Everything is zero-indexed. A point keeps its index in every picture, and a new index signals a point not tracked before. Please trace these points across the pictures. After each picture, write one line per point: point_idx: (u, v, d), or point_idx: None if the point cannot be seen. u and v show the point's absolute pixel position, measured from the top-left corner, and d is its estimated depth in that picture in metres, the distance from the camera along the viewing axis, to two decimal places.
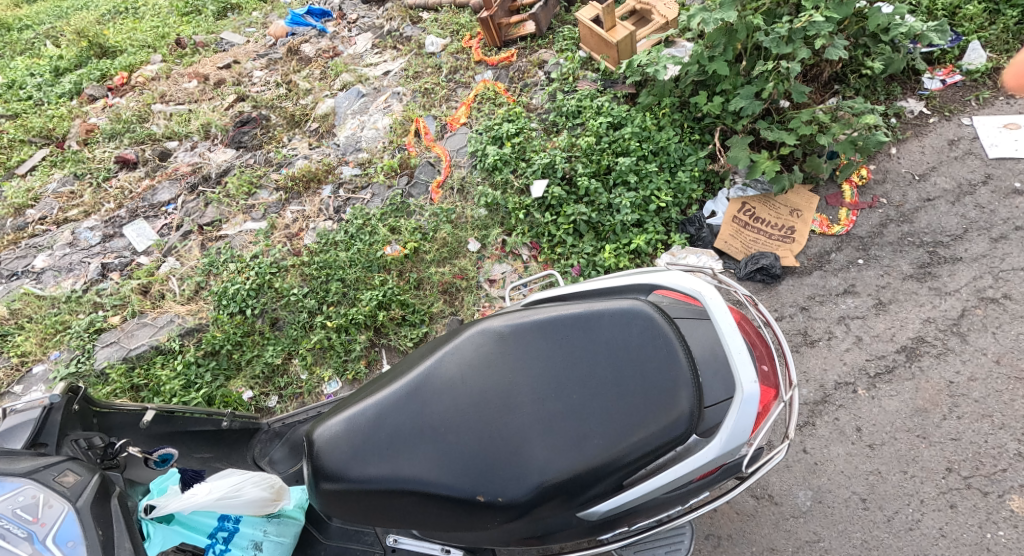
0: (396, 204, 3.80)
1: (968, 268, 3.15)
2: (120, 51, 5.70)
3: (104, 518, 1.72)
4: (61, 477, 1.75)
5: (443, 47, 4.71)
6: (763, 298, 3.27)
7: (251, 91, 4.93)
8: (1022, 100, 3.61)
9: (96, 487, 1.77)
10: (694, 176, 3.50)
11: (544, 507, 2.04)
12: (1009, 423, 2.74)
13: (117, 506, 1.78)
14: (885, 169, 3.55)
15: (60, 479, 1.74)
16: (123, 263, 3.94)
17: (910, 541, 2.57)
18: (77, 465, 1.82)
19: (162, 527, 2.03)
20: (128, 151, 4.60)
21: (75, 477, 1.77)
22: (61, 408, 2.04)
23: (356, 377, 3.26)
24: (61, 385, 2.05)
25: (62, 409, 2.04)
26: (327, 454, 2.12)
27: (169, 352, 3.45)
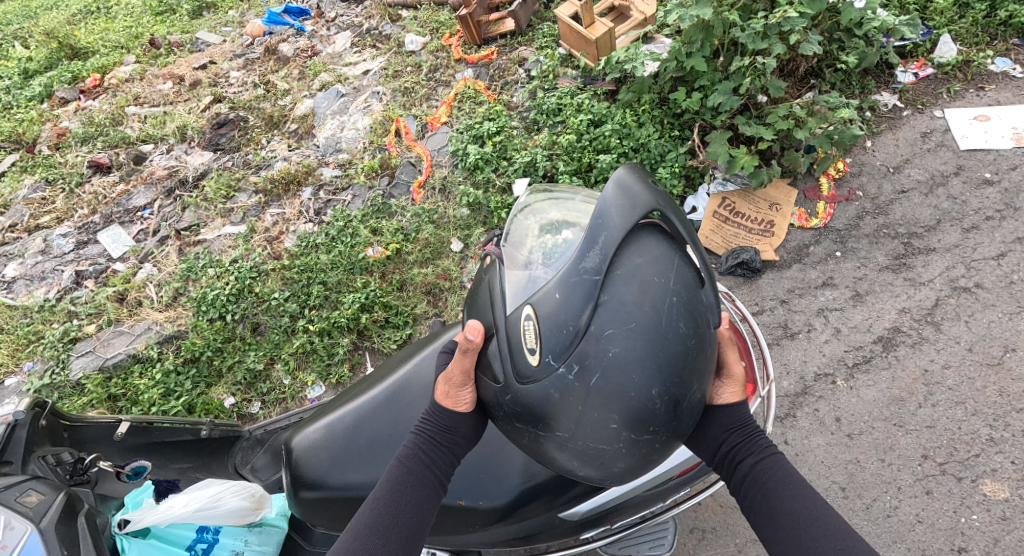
0: (377, 205, 3.78)
1: (941, 258, 3.22)
2: (92, 51, 5.58)
3: (70, 538, 1.72)
4: (24, 497, 1.75)
5: (423, 45, 4.68)
6: (743, 292, 3.31)
7: (228, 92, 4.86)
8: (991, 92, 3.69)
9: (60, 505, 1.77)
10: (674, 172, 3.53)
11: (529, 508, 2.08)
12: (981, 410, 2.82)
13: (83, 524, 1.78)
14: (860, 162, 3.60)
15: (22, 499, 1.74)
16: (98, 270, 3.87)
17: (889, 528, 2.64)
18: (40, 484, 1.81)
19: (138, 541, 1.99)
20: (101, 155, 4.52)
21: (39, 496, 1.77)
22: (26, 425, 2.00)
23: (340, 382, 3.22)
24: (26, 400, 2.01)
25: (28, 426, 2.00)
26: (306, 462, 2.16)
27: (147, 360, 3.41)
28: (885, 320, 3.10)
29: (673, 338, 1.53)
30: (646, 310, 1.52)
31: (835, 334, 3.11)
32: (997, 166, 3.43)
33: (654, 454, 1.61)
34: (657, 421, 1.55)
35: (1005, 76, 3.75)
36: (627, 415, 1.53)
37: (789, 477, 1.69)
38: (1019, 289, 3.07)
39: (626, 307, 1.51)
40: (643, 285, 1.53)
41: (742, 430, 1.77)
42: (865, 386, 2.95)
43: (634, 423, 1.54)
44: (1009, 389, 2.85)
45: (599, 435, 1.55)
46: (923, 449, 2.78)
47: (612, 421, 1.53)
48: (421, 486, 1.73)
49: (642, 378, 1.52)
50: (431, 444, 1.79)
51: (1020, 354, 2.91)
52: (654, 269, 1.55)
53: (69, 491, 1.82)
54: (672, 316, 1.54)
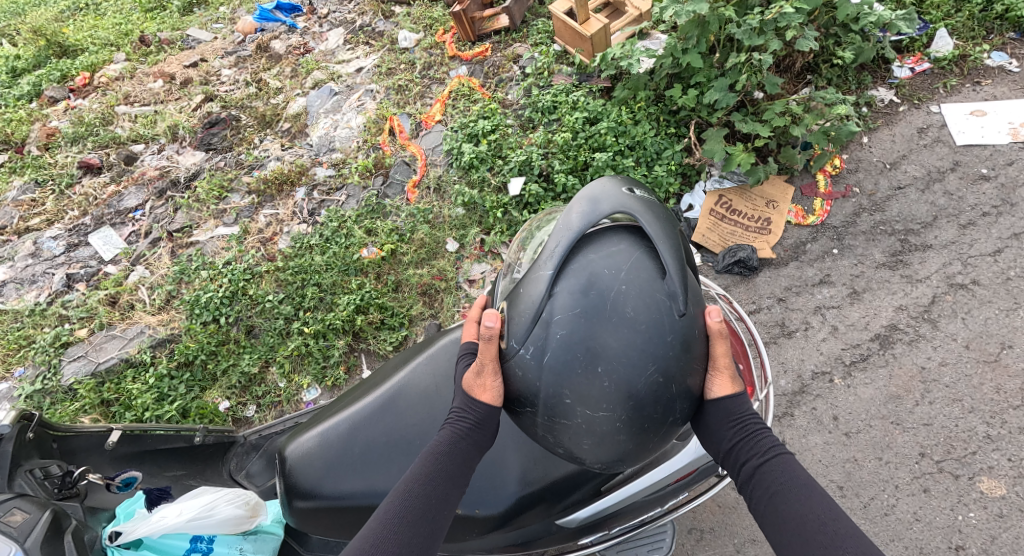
0: (371, 205, 3.75)
1: (938, 255, 3.21)
2: (81, 49, 5.51)
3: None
4: (8, 516, 1.79)
5: (416, 42, 4.63)
6: (740, 290, 3.30)
7: (220, 91, 4.80)
8: (988, 87, 3.68)
9: (45, 524, 1.81)
10: (670, 170, 3.52)
11: (527, 515, 2.09)
12: (978, 407, 2.82)
13: (68, 542, 1.83)
14: (857, 158, 3.59)
15: (6, 519, 1.78)
16: (89, 273, 3.84)
17: (886, 526, 2.65)
18: (25, 502, 1.84)
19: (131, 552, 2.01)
20: (92, 156, 4.47)
21: (24, 515, 1.80)
22: (11, 439, 1.98)
23: (335, 383, 3.23)
24: (11, 414, 2.01)
25: (13, 440, 1.98)
26: (300, 472, 2.15)
27: (140, 364, 3.39)
28: (882, 318, 3.10)
29: (625, 323, 1.63)
30: (596, 299, 1.63)
31: (832, 331, 3.10)
32: (994, 162, 3.42)
33: (626, 434, 1.67)
34: (620, 401, 1.63)
35: (1002, 71, 3.74)
36: (592, 394, 1.63)
37: (795, 478, 1.68)
38: (1016, 285, 3.06)
39: (577, 296, 1.64)
40: (592, 276, 1.65)
41: (740, 425, 1.76)
42: (862, 384, 2.95)
43: (596, 402, 1.63)
44: (1005, 386, 2.85)
45: (570, 412, 1.66)
46: (920, 447, 2.78)
47: (575, 401, 1.65)
48: (455, 467, 1.79)
49: (599, 359, 1.62)
50: (464, 438, 1.82)
51: (1017, 351, 2.91)
52: (604, 262, 1.66)
53: (55, 509, 1.87)
54: (624, 303, 1.63)
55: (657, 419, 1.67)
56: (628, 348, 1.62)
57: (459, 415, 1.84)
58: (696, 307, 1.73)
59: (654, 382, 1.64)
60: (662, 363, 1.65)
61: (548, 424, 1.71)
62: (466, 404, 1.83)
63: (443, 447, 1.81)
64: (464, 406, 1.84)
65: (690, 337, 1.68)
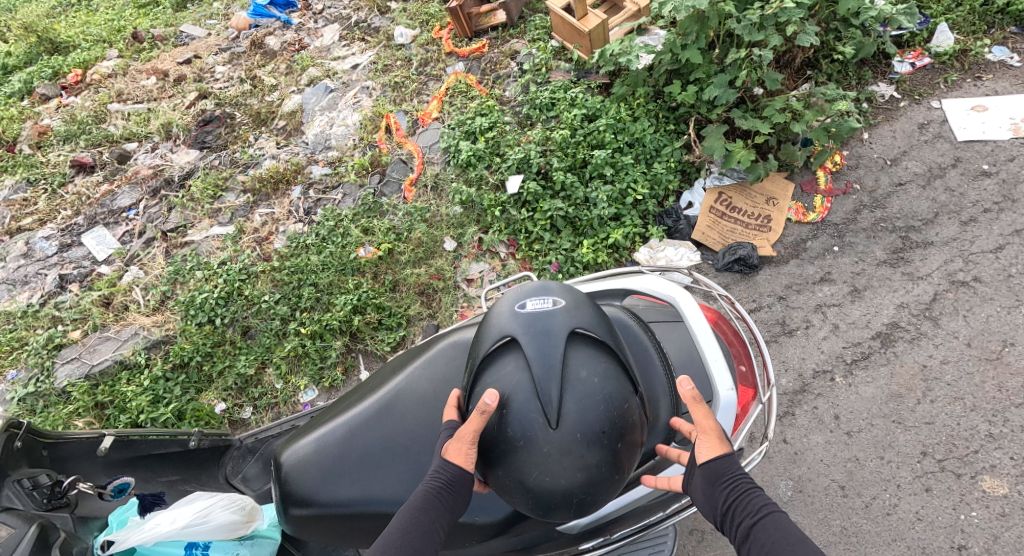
0: (368, 204, 3.71)
1: (939, 252, 3.19)
2: (73, 46, 5.44)
3: None
4: None
5: (413, 38, 4.58)
6: (740, 288, 3.27)
7: (214, 88, 4.75)
8: (989, 82, 3.65)
9: (31, 538, 1.80)
10: (670, 167, 3.49)
11: (527, 521, 2.08)
12: (980, 405, 2.81)
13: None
14: (858, 155, 3.56)
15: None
16: (83, 274, 3.80)
17: (888, 526, 2.63)
18: (11, 516, 1.83)
19: None
20: (84, 154, 4.42)
21: (9, 530, 1.79)
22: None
23: (333, 384, 3.20)
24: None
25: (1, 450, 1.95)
26: (296, 478, 2.12)
27: (134, 366, 3.35)
28: (883, 316, 3.08)
29: (538, 419, 1.77)
30: (509, 417, 1.80)
31: (833, 330, 3.08)
32: (995, 158, 3.40)
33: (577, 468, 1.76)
34: (568, 472, 1.76)
35: (1003, 65, 3.71)
36: (542, 483, 1.77)
37: (787, 534, 1.65)
38: (1018, 282, 3.05)
39: (495, 424, 1.82)
40: (498, 403, 1.83)
41: (730, 485, 1.76)
42: (863, 383, 2.93)
43: (550, 484, 1.77)
44: (1007, 384, 2.83)
45: (532, 502, 1.80)
46: (922, 446, 2.76)
47: (530, 492, 1.79)
48: (432, 522, 1.78)
49: (532, 457, 1.77)
50: (439, 502, 1.80)
51: (1019, 348, 2.90)
52: (502, 383, 1.84)
53: (41, 522, 1.85)
54: (532, 404, 1.79)
55: (608, 474, 1.78)
56: (548, 436, 1.76)
57: (436, 474, 1.83)
58: (599, 365, 1.85)
59: (586, 448, 1.76)
60: (585, 428, 1.77)
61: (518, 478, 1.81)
62: (442, 466, 1.83)
63: (420, 501, 1.80)
64: (441, 467, 1.84)
65: (602, 394, 1.81)
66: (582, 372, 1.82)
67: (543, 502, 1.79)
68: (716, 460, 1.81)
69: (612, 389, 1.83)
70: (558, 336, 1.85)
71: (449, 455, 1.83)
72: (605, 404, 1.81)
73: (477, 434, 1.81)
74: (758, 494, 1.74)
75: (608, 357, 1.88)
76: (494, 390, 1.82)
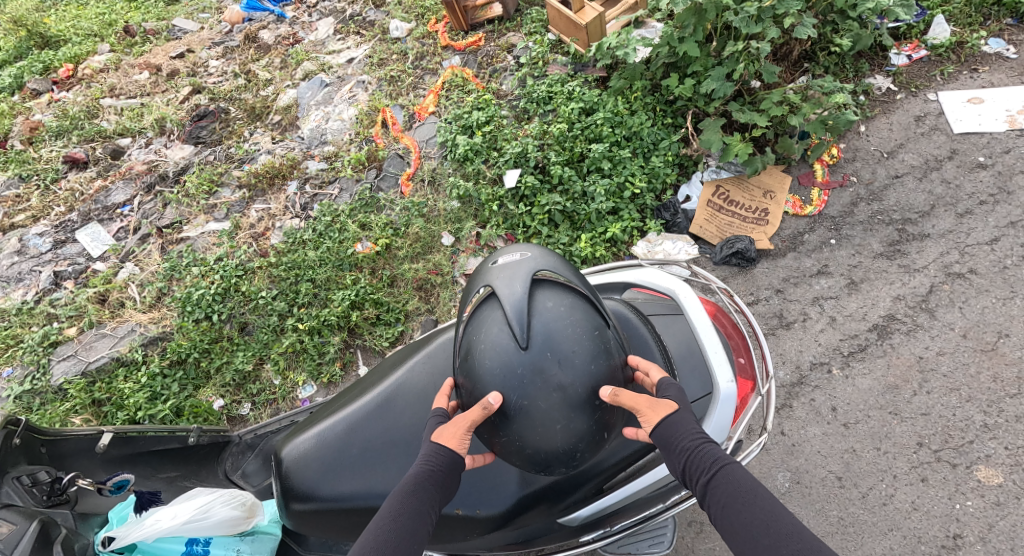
0: (365, 199, 3.70)
1: (936, 244, 3.20)
2: (64, 40, 5.39)
3: None
4: None
5: (408, 32, 4.56)
6: (738, 281, 3.28)
7: (207, 82, 4.71)
8: (985, 74, 3.66)
9: (33, 535, 1.79)
10: (667, 161, 3.48)
11: (528, 514, 2.09)
12: (975, 396, 2.83)
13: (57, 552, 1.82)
14: (855, 148, 3.57)
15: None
16: (77, 271, 3.78)
17: (884, 517, 2.65)
18: (12, 512, 1.81)
19: None
20: (77, 150, 4.38)
21: (10, 527, 1.78)
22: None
23: (331, 380, 3.20)
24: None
25: None
26: (297, 474, 2.12)
27: (131, 363, 3.33)
28: (879, 308, 3.09)
29: (511, 350, 1.80)
30: (484, 353, 1.83)
31: (830, 322, 3.09)
32: (991, 150, 3.41)
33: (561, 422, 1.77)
34: (547, 397, 1.78)
35: (999, 58, 3.72)
36: (523, 410, 1.78)
37: (740, 486, 1.64)
38: (1013, 274, 3.06)
39: (472, 366, 1.86)
40: (474, 344, 1.87)
41: (679, 449, 1.72)
42: (860, 374, 2.95)
43: (532, 410, 1.78)
44: (1002, 374, 2.85)
45: (518, 434, 1.80)
46: (918, 437, 2.78)
47: (515, 425, 1.80)
48: (425, 503, 1.75)
49: (510, 386, 1.79)
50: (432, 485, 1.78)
51: (1014, 339, 2.91)
52: (475, 328, 1.89)
53: (43, 519, 1.84)
54: (504, 338, 1.82)
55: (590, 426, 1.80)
56: (522, 364, 1.79)
57: (427, 460, 1.81)
58: (565, 296, 1.89)
59: (560, 371, 1.79)
60: (557, 352, 1.80)
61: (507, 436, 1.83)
62: (434, 451, 1.82)
63: (411, 484, 1.77)
64: (433, 453, 1.82)
65: (570, 321, 1.84)
66: (549, 302, 1.86)
67: (529, 434, 1.79)
68: (668, 424, 1.76)
69: (580, 316, 1.86)
70: (520, 276, 1.89)
71: (442, 439, 1.83)
72: (574, 329, 1.83)
73: (474, 422, 1.82)
74: (708, 450, 1.71)
75: (574, 290, 1.92)
76: (498, 391, 1.80)
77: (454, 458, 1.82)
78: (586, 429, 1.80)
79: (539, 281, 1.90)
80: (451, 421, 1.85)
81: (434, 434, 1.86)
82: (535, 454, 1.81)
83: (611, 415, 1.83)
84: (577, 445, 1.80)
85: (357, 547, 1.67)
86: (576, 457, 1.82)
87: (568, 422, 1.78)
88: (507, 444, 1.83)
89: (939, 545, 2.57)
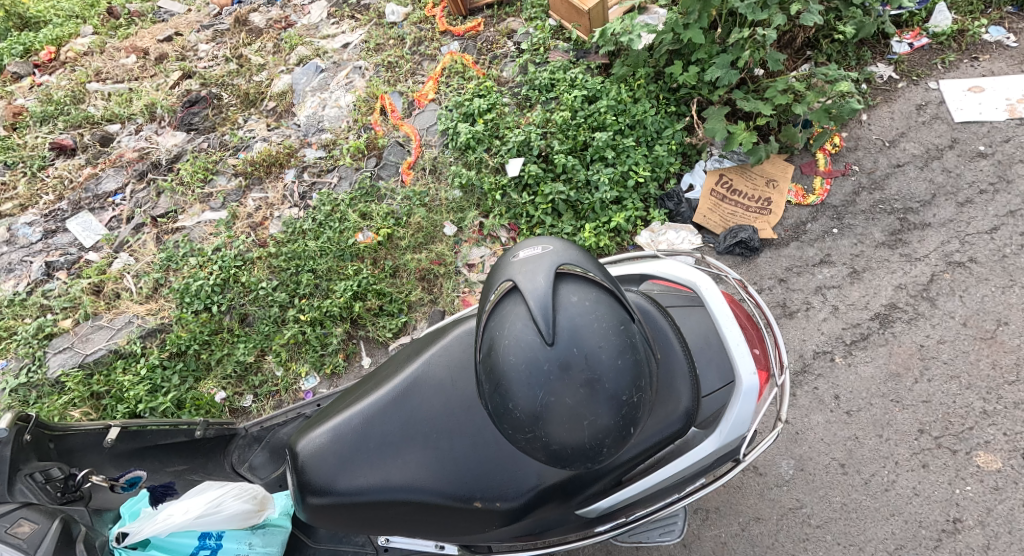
0: (365, 188, 3.65)
1: (937, 233, 3.21)
2: (43, 21, 5.22)
3: None
4: (15, 527, 1.76)
5: (405, 16, 4.48)
6: (741, 271, 3.28)
7: (198, 67, 4.60)
8: (985, 63, 3.68)
9: (55, 533, 1.79)
10: (671, 150, 3.47)
11: (546, 507, 2.10)
12: (975, 383, 2.84)
13: (80, 551, 1.82)
14: (857, 137, 3.58)
15: (14, 531, 1.75)
16: (69, 261, 3.70)
17: (886, 502, 2.67)
18: (32, 512, 1.81)
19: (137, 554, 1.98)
20: (65, 136, 4.27)
21: (31, 526, 1.78)
22: (9, 443, 1.91)
23: (334, 371, 3.17)
24: (11, 416, 1.94)
25: (11, 444, 1.91)
26: (313, 467, 2.10)
27: (130, 355, 3.29)
28: (881, 297, 3.10)
29: (536, 346, 1.78)
30: (507, 349, 1.81)
31: (833, 311, 3.10)
32: (991, 139, 3.43)
33: (588, 418, 1.76)
34: (573, 392, 1.76)
35: (999, 46, 3.74)
36: (549, 406, 1.77)
37: None
38: (1012, 262, 3.08)
39: (494, 362, 1.83)
40: (497, 340, 1.84)
41: None
42: (862, 362, 2.96)
43: (558, 406, 1.76)
44: (1002, 361, 2.87)
45: (543, 429, 1.79)
46: (919, 424, 2.79)
47: (539, 420, 1.78)
48: None
49: (535, 381, 1.77)
50: None
51: (1012, 327, 2.93)
52: (498, 324, 1.86)
53: (63, 517, 1.85)
54: (528, 334, 1.80)
55: (613, 423, 1.79)
56: (547, 360, 1.77)
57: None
58: (588, 291, 1.88)
59: (586, 367, 1.77)
60: (583, 348, 1.78)
61: (531, 433, 1.81)
62: None
63: None
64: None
65: (595, 316, 1.83)
66: (573, 297, 1.84)
67: (555, 429, 1.78)
68: None
69: (605, 311, 1.86)
70: (543, 270, 1.87)
71: None
72: (599, 324, 1.82)
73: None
74: None
75: (597, 284, 1.91)
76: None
77: None
78: (612, 425, 1.79)
79: (562, 276, 1.88)
80: None
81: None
82: (561, 449, 1.81)
83: (637, 409, 1.83)
84: (602, 440, 1.80)
85: None
86: (602, 452, 1.83)
87: (595, 417, 1.77)
88: (532, 439, 1.83)
89: (939, 529, 2.59)
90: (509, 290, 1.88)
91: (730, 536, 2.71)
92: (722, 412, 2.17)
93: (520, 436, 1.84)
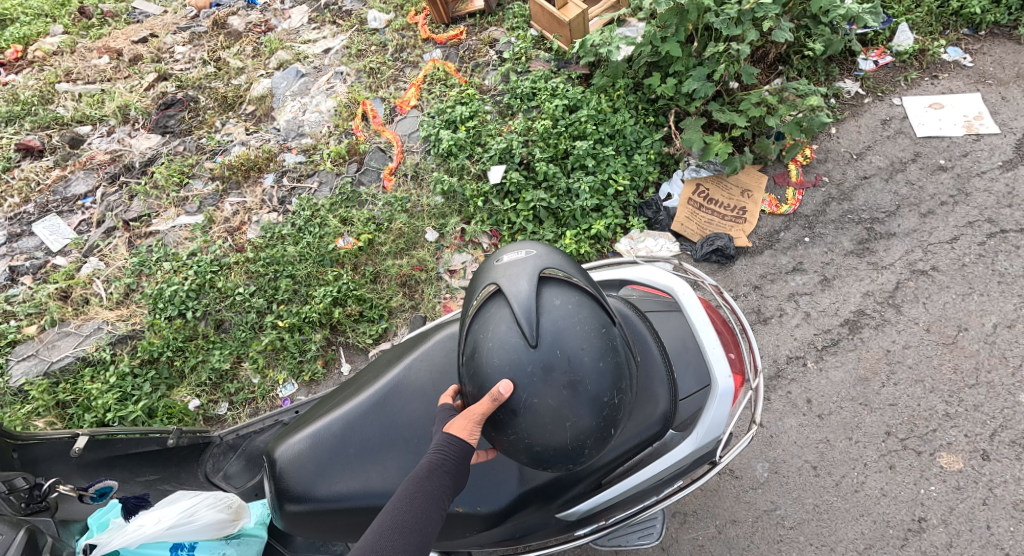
0: (346, 193, 3.65)
1: (901, 242, 3.34)
2: (10, 19, 5.06)
3: None
4: None
5: (387, 23, 4.50)
6: (718, 279, 3.36)
7: (174, 69, 4.54)
8: (945, 81, 3.87)
9: (20, 544, 1.72)
10: (649, 159, 3.55)
11: (527, 511, 2.12)
12: (938, 387, 2.95)
13: None
14: (826, 149, 3.72)
15: None
16: (35, 266, 3.60)
17: (857, 503, 2.75)
18: None
19: None
20: (31, 137, 4.17)
21: None
22: None
23: (313, 377, 3.14)
24: None
25: None
26: (291, 474, 2.08)
27: (98, 362, 3.21)
28: (850, 304, 3.21)
29: (519, 348, 1.81)
30: (491, 352, 1.84)
31: (805, 318, 3.19)
32: (950, 153, 3.59)
33: (572, 418, 1.79)
34: (556, 394, 1.79)
35: (956, 66, 3.94)
36: (532, 407, 1.80)
37: None
38: (971, 271, 3.22)
39: (478, 365, 1.86)
40: (480, 343, 1.87)
41: None
42: (833, 367, 3.05)
43: (540, 407, 1.79)
44: (962, 365, 2.99)
45: (526, 431, 1.82)
46: (887, 427, 2.89)
47: (525, 421, 1.81)
48: (438, 489, 1.76)
49: (519, 382, 1.80)
50: (439, 473, 1.78)
51: (973, 333, 3.06)
52: (481, 327, 1.89)
53: (29, 527, 1.78)
54: (512, 337, 1.83)
55: (594, 423, 1.82)
56: (532, 362, 1.80)
57: (439, 449, 1.81)
58: (572, 294, 1.91)
59: (569, 368, 1.80)
60: (566, 349, 1.81)
61: (514, 434, 1.83)
62: (446, 442, 1.82)
63: (426, 471, 1.78)
64: (445, 442, 1.82)
65: (578, 318, 1.86)
66: (556, 300, 1.88)
67: (538, 431, 1.81)
68: None
69: (587, 313, 1.89)
70: (527, 274, 1.90)
71: (453, 429, 1.82)
72: (582, 328, 1.85)
73: (485, 414, 1.81)
74: None
75: (580, 288, 1.95)
76: (508, 381, 1.80)
77: (466, 449, 1.82)
78: (593, 426, 1.82)
79: (546, 279, 1.92)
80: (462, 413, 1.85)
81: (446, 424, 1.86)
82: (543, 451, 1.83)
83: (617, 411, 1.86)
84: (584, 441, 1.83)
85: (374, 527, 1.69)
86: (584, 453, 1.85)
87: (577, 419, 1.80)
88: (514, 442, 1.85)
89: (906, 529, 2.68)
90: (500, 294, 1.90)
91: (707, 538, 2.76)
92: (699, 415, 2.21)
93: (502, 437, 1.86)
